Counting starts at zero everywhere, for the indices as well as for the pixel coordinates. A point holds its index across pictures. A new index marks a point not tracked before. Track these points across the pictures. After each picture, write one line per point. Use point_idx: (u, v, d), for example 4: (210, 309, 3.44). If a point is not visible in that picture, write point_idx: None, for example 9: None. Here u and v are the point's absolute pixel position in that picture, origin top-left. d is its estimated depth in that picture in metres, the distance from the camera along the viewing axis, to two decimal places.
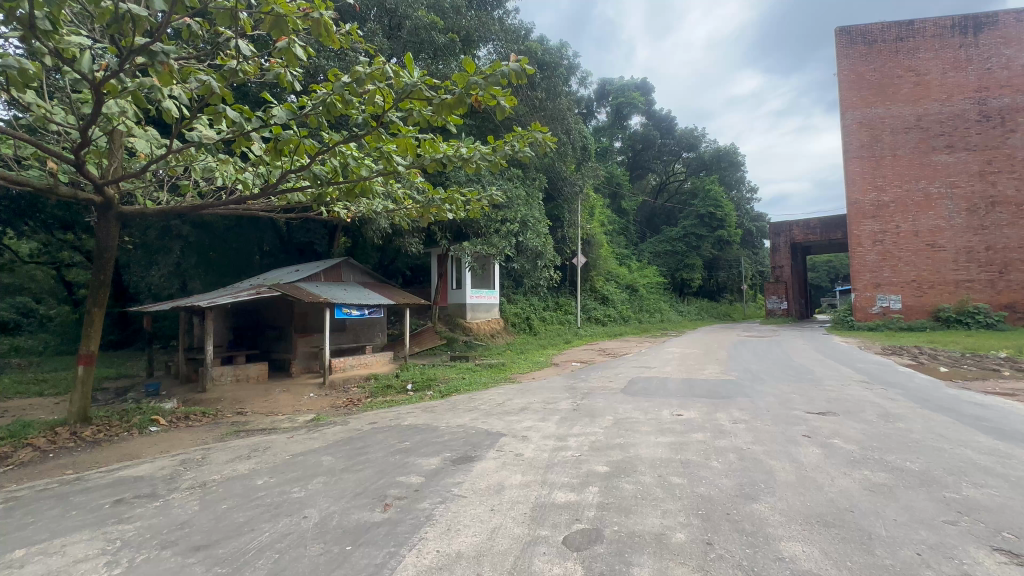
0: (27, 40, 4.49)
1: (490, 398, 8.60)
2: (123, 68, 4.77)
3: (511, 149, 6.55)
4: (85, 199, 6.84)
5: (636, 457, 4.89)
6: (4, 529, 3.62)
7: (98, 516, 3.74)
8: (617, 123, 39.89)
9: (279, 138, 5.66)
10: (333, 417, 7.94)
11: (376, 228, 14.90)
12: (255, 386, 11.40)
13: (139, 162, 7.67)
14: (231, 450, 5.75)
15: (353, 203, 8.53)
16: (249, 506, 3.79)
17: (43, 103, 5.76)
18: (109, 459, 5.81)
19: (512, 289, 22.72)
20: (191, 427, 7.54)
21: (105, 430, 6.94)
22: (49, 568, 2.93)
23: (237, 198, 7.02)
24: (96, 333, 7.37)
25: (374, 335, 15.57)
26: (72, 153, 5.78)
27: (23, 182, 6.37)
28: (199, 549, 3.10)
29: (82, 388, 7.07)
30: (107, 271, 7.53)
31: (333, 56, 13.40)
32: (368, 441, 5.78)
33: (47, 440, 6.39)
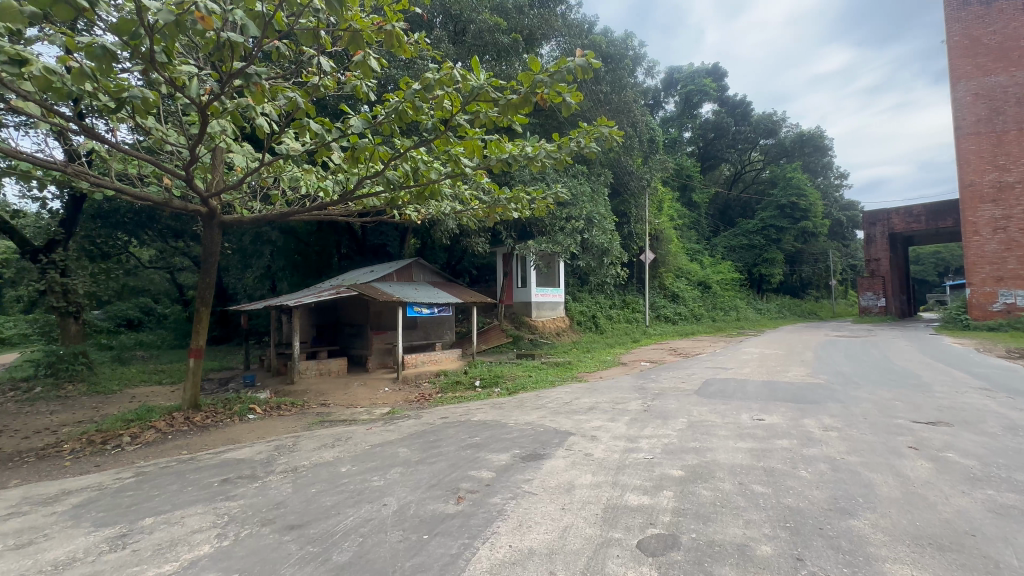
0: (149, 72, 5.11)
1: (557, 396, 8.60)
2: (224, 91, 5.30)
3: (577, 145, 6.48)
4: (193, 210, 7.66)
5: (713, 463, 4.65)
6: (137, 499, 4.17)
7: (210, 493, 4.20)
8: (687, 112, 37.88)
9: (356, 146, 6.01)
10: (406, 411, 8.31)
11: (444, 229, 15.37)
12: (335, 380, 12.19)
13: (237, 176, 8.46)
14: (317, 438, 6.21)
15: (423, 206, 8.84)
16: (335, 492, 4.07)
17: (161, 127, 6.54)
18: (216, 442, 6.50)
19: (577, 287, 22.47)
20: (282, 416, 8.24)
21: (212, 416, 7.77)
22: (171, 537, 3.32)
23: (319, 205, 7.55)
24: (204, 330, 8.27)
25: (444, 333, 16.07)
26: (182, 170, 6.51)
27: (145, 197, 7.28)
28: (293, 528, 3.38)
29: (193, 378, 7.93)
30: (211, 274, 8.39)
31: (403, 65, 13.96)
32: (440, 435, 5.98)
33: (166, 423, 7.26)
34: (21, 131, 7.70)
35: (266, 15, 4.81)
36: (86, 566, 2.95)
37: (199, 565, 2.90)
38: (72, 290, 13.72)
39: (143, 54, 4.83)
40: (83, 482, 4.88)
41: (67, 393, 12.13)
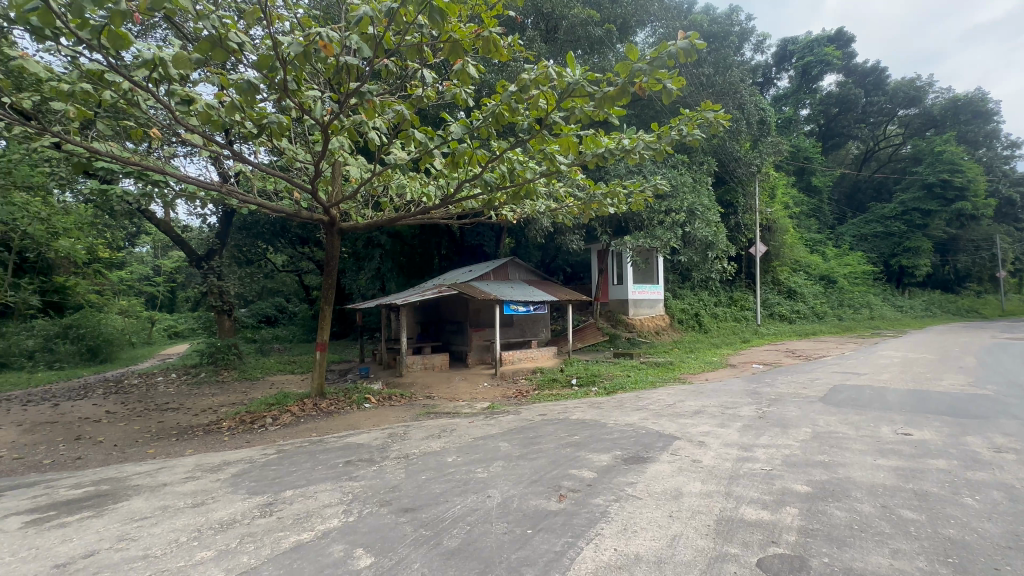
0: (282, 99, 5.82)
1: (659, 398, 8.26)
2: (342, 110, 5.87)
3: (679, 133, 6.17)
4: (317, 219, 8.58)
5: (847, 480, 4.12)
6: (280, 472, 4.81)
7: (337, 472, 4.70)
8: (805, 88, 34.01)
9: (455, 151, 6.28)
10: (506, 406, 8.55)
11: (539, 228, 15.52)
12: (438, 374, 12.94)
13: (352, 187, 9.32)
14: (425, 429, 6.63)
15: (519, 206, 9.01)
16: (443, 480, 4.32)
17: (291, 147, 7.41)
18: (339, 427, 7.24)
19: (678, 283, 21.34)
20: (393, 406, 8.94)
21: (335, 403, 8.68)
22: (308, 508, 3.76)
23: (424, 209, 8.05)
24: (327, 326, 9.24)
25: (540, 331, 16.25)
26: (309, 184, 7.32)
27: (279, 210, 8.31)
28: (408, 511, 3.64)
29: (319, 369, 8.91)
30: (332, 276, 9.33)
31: (497, 68, 14.31)
32: (540, 432, 6.05)
33: (299, 408, 8.24)
34: (189, 159, 9.23)
35: (377, 36, 5.24)
36: (245, 526, 3.46)
37: (330, 537, 3.25)
38: (226, 291, 16.20)
39: (277, 84, 5.53)
40: (238, 455, 5.72)
41: (224, 379, 14.34)
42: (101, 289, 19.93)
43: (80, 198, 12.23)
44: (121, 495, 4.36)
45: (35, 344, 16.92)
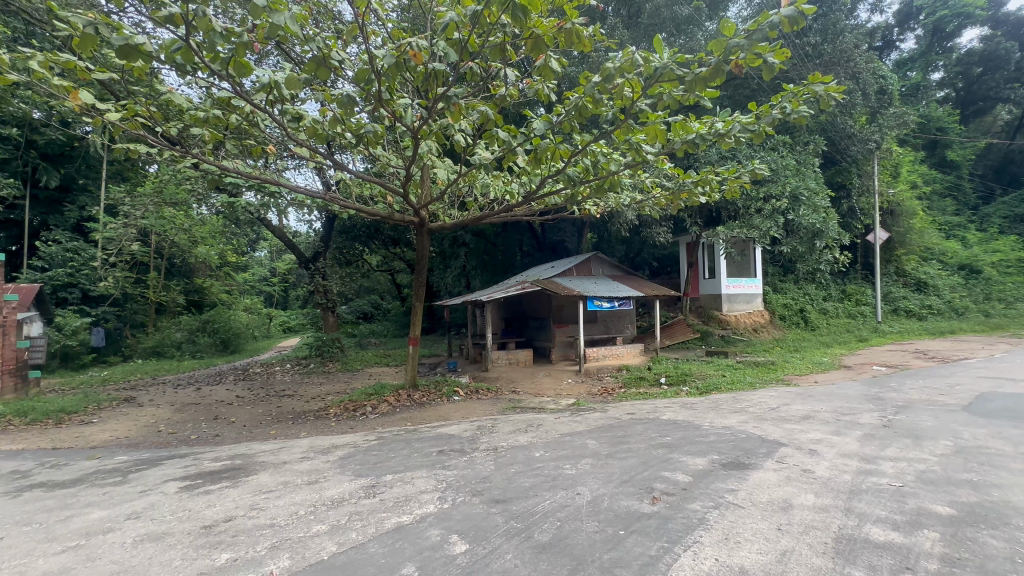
0: (377, 109, 6.24)
1: (760, 400, 7.65)
2: (430, 115, 6.17)
3: (781, 112, 5.64)
4: (408, 221, 9.07)
5: (1005, 505, 3.50)
6: (381, 457, 5.18)
7: (431, 460, 4.95)
8: (937, 47, 29.57)
9: (539, 147, 6.30)
10: (592, 404, 8.43)
11: (623, 221, 15.09)
12: (523, 369, 13.12)
13: (439, 189, 9.73)
14: (512, 422, 6.75)
15: (602, 199, 8.82)
16: (532, 474, 4.36)
17: (385, 153, 7.90)
18: (431, 418, 7.61)
19: (779, 276, 19.61)
20: (481, 399, 9.22)
21: (427, 394, 9.15)
22: (406, 493, 4.01)
23: (507, 207, 8.20)
24: (418, 321, 9.75)
25: (625, 327, 15.83)
26: (402, 188, 7.75)
27: (376, 214, 8.93)
28: (498, 502, 3.73)
29: (411, 362, 9.43)
30: (422, 274, 9.83)
31: (579, 60, 14.12)
32: (628, 431, 5.90)
33: (395, 399, 8.78)
34: (298, 171, 10.25)
35: (462, 40, 5.44)
36: (352, 505, 3.77)
37: (427, 521, 3.43)
38: (330, 290, 17.76)
39: (373, 95, 5.93)
40: (344, 439, 6.25)
41: (329, 369, 15.78)
42: (230, 288, 22.84)
43: (214, 210, 14.13)
44: (251, 469, 4.97)
45: (182, 337, 19.86)
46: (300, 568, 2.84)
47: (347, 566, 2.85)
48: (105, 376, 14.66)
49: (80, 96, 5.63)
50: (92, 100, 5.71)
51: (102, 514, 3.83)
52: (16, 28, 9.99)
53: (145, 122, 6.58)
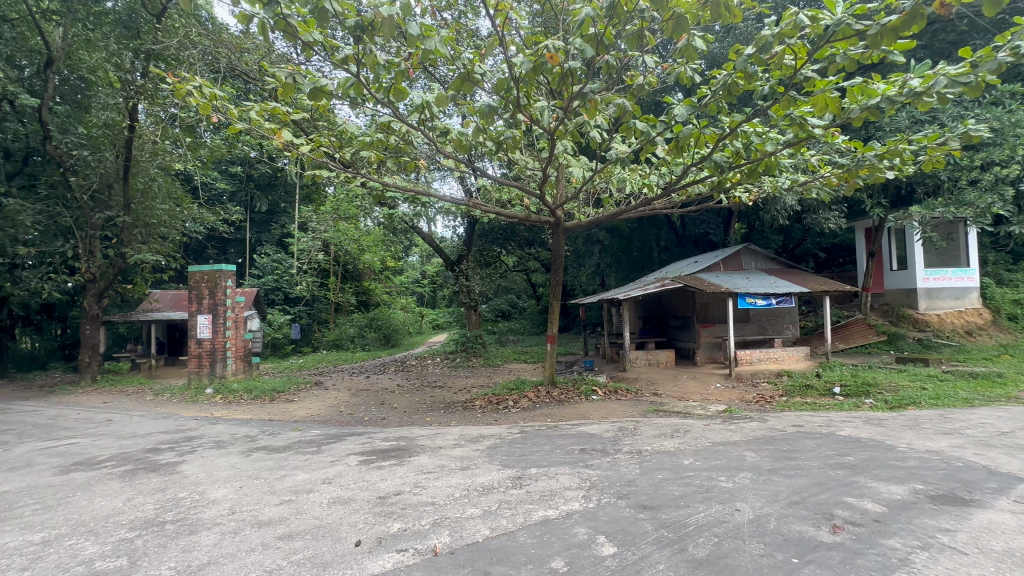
0: (515, 114, 6.50)
1: (982, 421, 6.09)
2: (566, 115, 6.21)
3: (1011, 54, 4.44)
4: (544, 221, 9.23)
5: None
6: (526, 450, 5.38)
7: (573, 458, 4.98)
8: None
9: (681, 135, 5.92)
10: (747, 412, 7.63)
11: (781, 208, 13.38)
12: (665, 371, 12.45)
13: (574, 188, 9.76)
14: (656, 426, 6.44)
15: (755, 184, 7.96)
16: (681, 483, 4.10)
17: (521, 156, 8.17)
18: (571, 416, 7.65)
19: (1006, 265, 15.44)
20: (620, 400, 8.99)
21: (566, 392, 9.20)
22: (550, 488, 4.09)
23: (646, 200, 7.87)
24: (556, 319, 9.87)
25: (785, 328, 14.02)
26: (538, 189, 7.92)
27: (514, 216, 9.28)
28: (646, 508, 3.59)
29: (549, 360, 9.58)
30: (558, 273, 9.91)
31: (727, 34, 12.91)
32: (796, 446, 5.18)
33: (535, 394, 9.04)
34: (444, 181, 11.19)
35: (598, 35, 5.46)
36: (502, 494, 3.98)
37: (573, 518, 3.45)
38: (472, 290, 19.07)
39: (512, 102, 6.22)
40: (490, 430, 6.64)
41: (474, 364, 16.95)
42: (390, 290, 25.88)
43: (377, 222, 16.20)
44: (413, 450, 5.57)
45: (355, 332, 22.90)
46: (459, 545, 3.09)
47: (500, 551, 3.01)
48: (301, 364, 17.81)
49: (282, 134, 6.98)
50: (290, 136, 7.02)
51: (305, 476, 4.67)
52: (239, 87, 12.76)
53: (327, 150, 7.88)
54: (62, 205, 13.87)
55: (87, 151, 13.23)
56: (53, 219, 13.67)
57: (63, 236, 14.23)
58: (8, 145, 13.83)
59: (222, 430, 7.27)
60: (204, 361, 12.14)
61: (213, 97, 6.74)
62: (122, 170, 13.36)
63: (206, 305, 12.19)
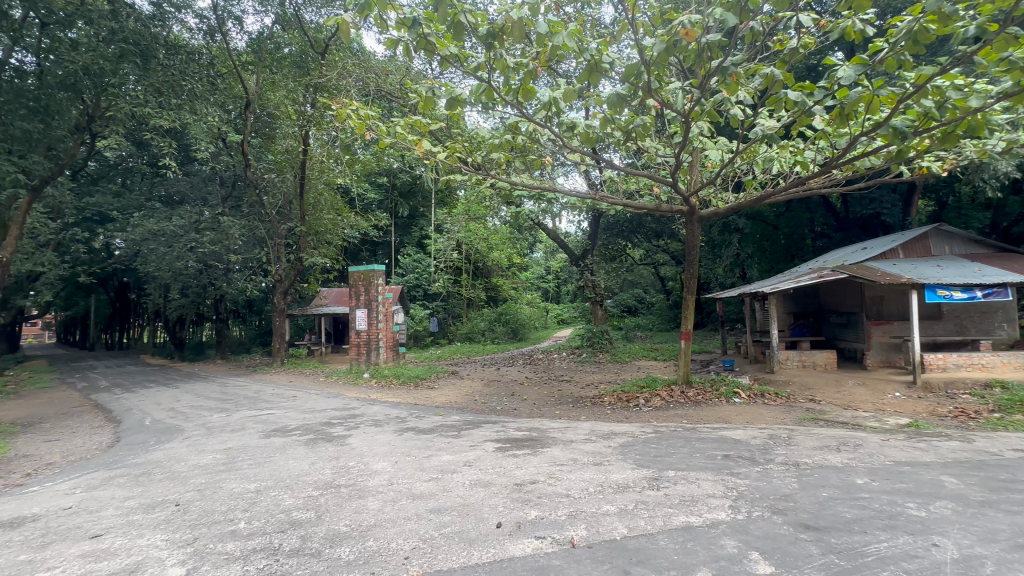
0: (645, 99, 6.24)
1: None
2: (702, 94, 5.77)
3: None
4: (677, 210, 8.66)
5: None
6: (661, 452, 5.14)
7: (716, 464, 4.62)
8: None
9: (846, 101, 5.11)
10: (941, 428, 6.29)
11: (989, 176, 10.72)
12: (824, 374, 10.85)
13: (711, 172, 9.02)
14: (817, 437, 5.65)
15: (953, 149, 6.50)
16: (855, 505, 3.54)
17: (651, 144, 7.78)
18: (710, 419, 7.11)
19: None
20: (768, 404, 8.09)
21: (703, 393, 8.57)
22: (691, 493, 3.85)
23: (801, 180, 6.94)
24: (691, 314, 9.21)
25: (995, 327, 11.24)
26: (670, 176, 7.43)
27: (643, 207, 8.88)
28: (810, 528, 3.18)
29: (684, 357, 9.00)
30: (694, 264, 9.18)
31: None
32: (1019, 475, 4.12)
33: (667, 394, 8.59)
34: (568, 175, 11.18)
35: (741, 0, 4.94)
36: (638, 494, 3.87)
37: (721, 529, 3.21)
38: (598, 285, 18.58)
39: (642, 87, 5.96)
40: (622, 428, 6.49)
41: (601, 360, 16.73)
42: (516, 285, 26.75)
43: (504, 221, 16.89)
44: (545, 442, 5.70)
45: (485, 325, 24.14)
46: (596, 540, 3.09)
47: (638, 552, 2.93)
48: (439, 354, 19.36)
49: (423, 144, 7.63)
50: (429, 145, 7.65)
51: (449, 458, 5.08)
52: (386, 106, 14.27)
53: (460, 155, 8.34)
54: (258, 220, 17.12)
55: (275, 174, 16.06)
56: (253, 232, 17.01)
57: (260, 245, 17.47)
58: (223, 174, 17.42)
59: (379, 410, 8.26)
60: (362, 349, 13.94)
61: (366, 118, 7.64)
62: (298, 188, 16.04)
63: (362, 301, 13.95)
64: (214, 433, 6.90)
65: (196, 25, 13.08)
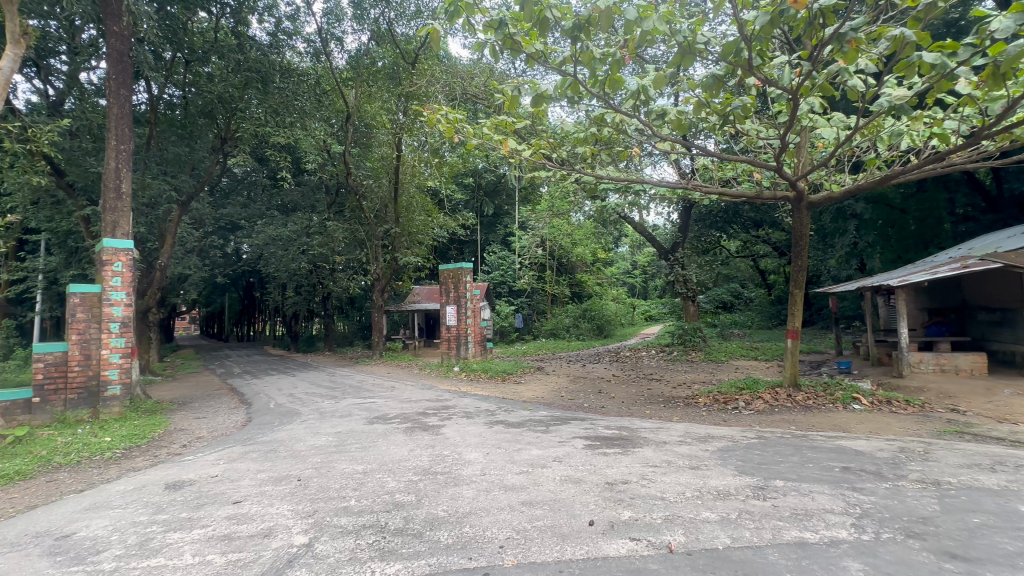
0: (746, 78, 5.77)
1: None
2: (813, 67, 5.22)
3: None
4: (782, 197, 7.90)
5: None
6: (767, 459, 4.75)
7: (834, 477, 4.17)
8: None
9: (1001, 59, 4.33)
10: None
11: None
12: (969, 380, 9.30)
13: (823, 152, 8.11)
14: (962, 453, 4.87)
15: None
16: (1019, 536, 3.00)
17: (752, 126, 7.16)
18: (823, 426, 6.43)
19: None
20: (896, 413, 7.11)
21: (814, 398, 7.78)
22: (805, 507, 3.52)
23: (939, 155, 6.00)
24: (799, 310, 8.37)
25: None
26: (773, 161, 6.79)
27: (742, 195, 8.21)
28: (957, 558, 2.76)
29: (790, 358, 8.22)
30: (802, 256, 8.29)
31: None
32: None
33: (772, 396, 7.92)
34: (657, 164, 10.68)
35: None
36: (741, 502, 3.62)
37: (842, 549, 2.89)
38: (690, 279, 17.59)
39: (742, 65, 5.51)
40: (720, 431, 6.11)
41: (693, 358, 15.86)
42: (601, 281, 26.26)
43: (588, 216, 16.65)
44: (636, 442, 5.55)
45: (570, 322, 23.92)
46: (697, 548, 2.94)
47: (744, 565, 2.74)
48: (525, 350, 19.60)
49: (509, 143, 7.74)
50: (513, 144, 7.74)
51: (539, 453, 5.13)
52: (471, 108, 14.71)
53: (545, 152, 8.31)
54: (358, 224, 18.56)
55: (373, 180, 17.32)
56: (354, 234, 18.49)
57: (360, 246, 18.93)
58: (328, 183, 19.16)
59: (469, 403, 8.59)
60: (453, 344, 14.55)
61: (454, 122, 7.92)
62: (393, 192, 17.17)
63: (452, 297, 14.54)
64: (326, 418, 7.65)
65: (305, 49, 14.42)
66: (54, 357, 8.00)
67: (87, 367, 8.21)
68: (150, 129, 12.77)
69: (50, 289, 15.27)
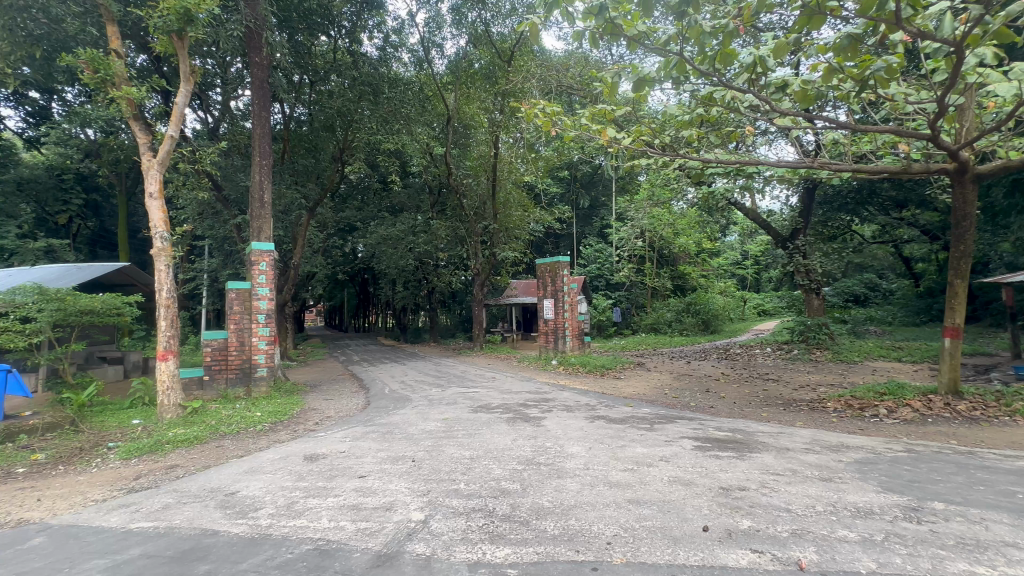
0: (891, 34, 4.98)
1: None
2: (986, 9, 4.35)
3: None
4: (937, 170, 6.71)
5: None
6: (920, 477, 4.09)
7: (1015, 505, 3.46)
8: None
9: None
10: None
11: None
12: None
13: (996, 113, 6.72)
14: None
15: None
16: None
17: (898, 90, 6.18)
18: (996, 443, 5.36)
19: None
20: None
21: (982, 409, 6.53)
22: (976, 536, 2.97)
23: None
24: (961, 305, 7.06)
25: None
26: (927, 127, 5.79)
27: (883, 170, 7.10)
28: None
29: (949, 360, 6.99)
30: (967, 240, 6.95)
31: None
32: None
33: (924, 405, 6.79)
34: (774, 143, 9.66)
35: None
36: (888, 523, 3.16)
37: None
38: (813, 270, 15.76)
39: (887, 19, 4.77)
40: (857, 441, 5.39)
41: (817, 358, 14.18)
42: (706, 273, 24.56)
43: (692, 204, 15.63)
44: (753, 447, 5.11)
45: (672, 316, 22.62)
46: (832, 569, 2.64)
47: None
48: (624, 345, 19.05)
49: (608, 132, 7.51)
50: (613, 132, 7.46)
51: (644, 451, 4.96)
52: (566, 100, 14.59)
53: (646, 138, 7.91)
54: (459, 221, 19.44)
55: (472, 178, 18.01)
56: (456, 231, 19.39)
57: (461, 243, 19.80)
58: (431, 184, 20.31)
59: (569, 396, 8.58)
60: (551, 337, 14.63)
61: (552, 114, 7.84)
62: (491, 189, 17.69)
63: (550, 291, 14.59)
64: (434, 405, 8.15)
65: (409, 59, 15.38)
66: (218, 342, 9.56)
67: (242, 351, 9.69)
68: (285, 145, 14.58)
69: (213, 286, 18.19)
